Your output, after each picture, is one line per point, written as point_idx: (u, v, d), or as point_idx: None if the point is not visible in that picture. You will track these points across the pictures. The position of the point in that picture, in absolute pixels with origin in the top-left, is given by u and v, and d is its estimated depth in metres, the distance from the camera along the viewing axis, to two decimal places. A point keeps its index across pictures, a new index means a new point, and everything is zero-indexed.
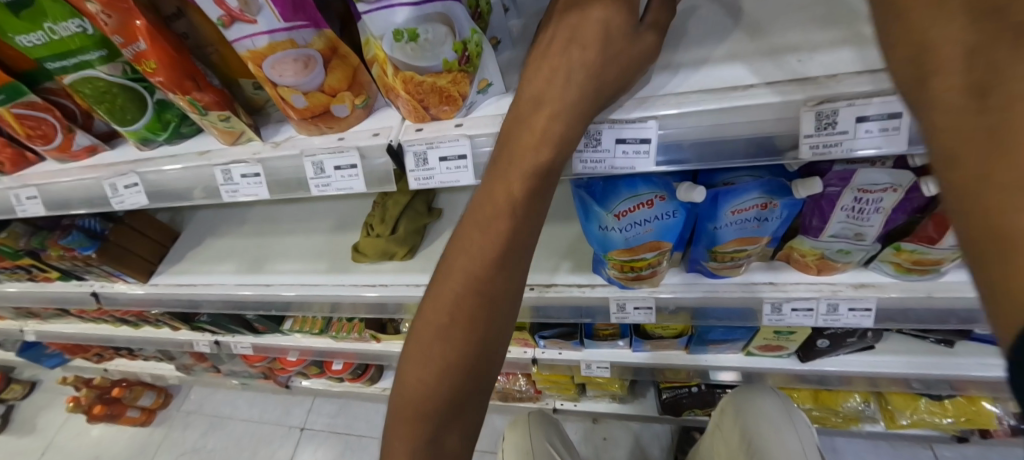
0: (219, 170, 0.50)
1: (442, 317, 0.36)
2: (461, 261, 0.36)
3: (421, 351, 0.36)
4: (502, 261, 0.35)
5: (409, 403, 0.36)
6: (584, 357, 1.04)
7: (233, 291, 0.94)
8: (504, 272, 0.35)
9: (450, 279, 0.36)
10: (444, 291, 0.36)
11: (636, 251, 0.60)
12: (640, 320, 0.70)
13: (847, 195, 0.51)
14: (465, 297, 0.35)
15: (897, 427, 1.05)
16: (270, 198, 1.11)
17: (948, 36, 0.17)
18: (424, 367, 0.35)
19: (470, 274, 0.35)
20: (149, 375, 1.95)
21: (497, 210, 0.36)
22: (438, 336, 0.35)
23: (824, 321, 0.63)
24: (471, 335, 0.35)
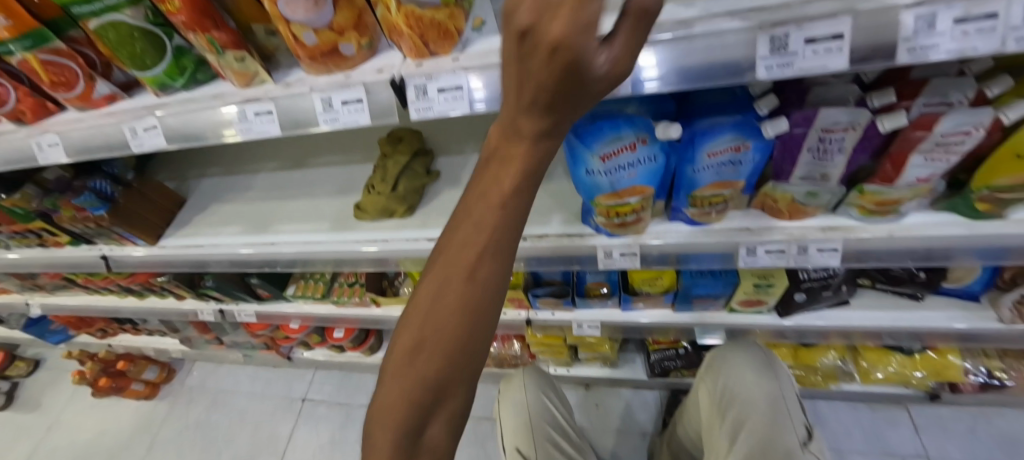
0: (234, 110, 0.54)
1: (414, 356, 0.28)
2: (436, 284, 0.28)
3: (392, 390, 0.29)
4: (485, 287, 0.28)
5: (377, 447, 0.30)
6: (575, 317, 1.09)
7: (239, 250, 0.98)
8: (487, 298, 0.28)
9: (425, 304, 0.29)
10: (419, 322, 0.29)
11: (622, 196, 0.65)
12: (626, 266, 0.75)
13: (813, 136, 0.56)
14: (444, 333, 0.28)
15: (871, 381, 1.10)
16: (274, 165, 1.15)
17: None
18: (395, 412, 0.29)
19: (450, 306, 0.28)
20: (153, 349, 1.99)
21: (477, 228, 0.27)
22: (412, 375, 0.29)
23: (795, 262, 0.69)
24: (450, 369, 0.28)
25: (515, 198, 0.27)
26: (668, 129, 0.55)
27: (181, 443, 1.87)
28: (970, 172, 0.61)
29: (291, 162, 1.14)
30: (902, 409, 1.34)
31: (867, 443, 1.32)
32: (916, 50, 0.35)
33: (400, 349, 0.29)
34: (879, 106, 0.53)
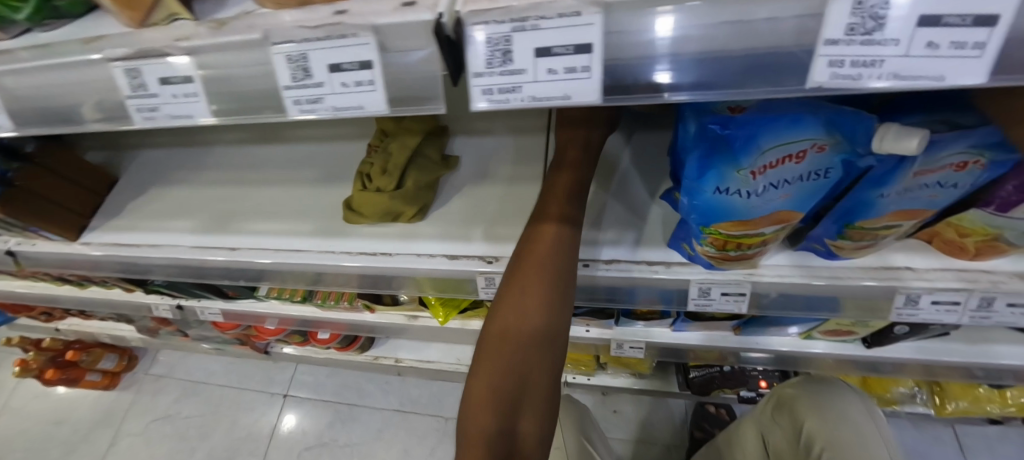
0: (118, 70, 0.29)
1: (500, 365, 0.44)
2: (506, 311, 0.47)
3: (490, 383, 0.44)
4: (562, 306, 0.48)
5: (477, 425, 0.43)
6: (615, 336, 0.90)
7: (187, 254, 0.73)
8: (559, 312, 0.47)
9: (512, 313, 0.47)
10: (500, 334, 0.46)
11: (754, 225, 0.44)
12: (728, 309, 0.55)
13: None
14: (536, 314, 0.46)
15: (945, 415, 0.95)
16: (234, 135, 0.88)
17: None
18: (488, 410, 0.43)
19: (543, 305, 0.47)
20: (108, 336, 1.74)
21: (542, 255, 0.49)
22: (505, 377, 0.44)
23: (970, 318, 0.50)
24: (547, 372, 0.45)
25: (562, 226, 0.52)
26: (903, 139, 0.31)
27: (146, 440, 1.68)
28: None
29: (257, 132, 0.86)
30: (950, 429, 1.23)
31: None
32: None
33: (496, 350, 0.45)
34: None
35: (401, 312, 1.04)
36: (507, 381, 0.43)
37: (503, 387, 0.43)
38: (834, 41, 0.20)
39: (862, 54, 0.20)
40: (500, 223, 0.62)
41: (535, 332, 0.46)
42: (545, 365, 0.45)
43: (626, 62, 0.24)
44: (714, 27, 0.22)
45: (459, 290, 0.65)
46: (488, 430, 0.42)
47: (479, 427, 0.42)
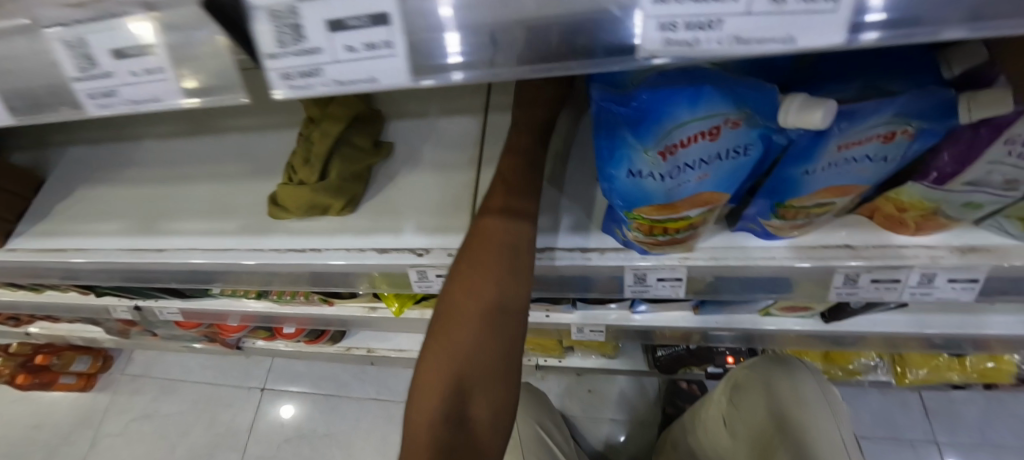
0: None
1: (449, 351, 0.43)
2: (457, 296, 0.45)
3: (438, 371, 0.43)
4: (516, 288, 0.46)
5: (425, 410, 0.42)
6: (575, 320, 0.88)
7: (115, 258, 0.70)
8: (513, 298, 0.45)
9: (463, 299, 0.45)
10: (450, 321, 0.44)
11: (679, 208, 0.41)
12: (664, 294, 0.53)
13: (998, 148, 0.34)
14: (491, 295, 0.45)
15: (905, 384, 0.97)
16: (165, 128, 0.83)
17: None
18: (436, 395, 0.42)
19: (496, 287, 0.45)
20: (78, 339, 1.71)
21: (493, 237, 0.47)
22: (453, 364, 0.42)
23: (910, 295, 0.49)
24: (500, 359, 0.44)
25: (515, 204, 0.49)
26: (809, 112, 0.27)
27: (127, 440, 1.68)
28: None
29: (188, 125, 0.82)
30: (916, 394, 1.25)
31: (876, 429, 1.24)
32: None
33: (447, 333, 0.44)
34: None
35: (360, 304, 1.02)
36: (455, 365, 0.42)
37: (451, 372, 0.42)
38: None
39: (697, 14, 0.17)
40: (434, 214, 0.59)
41: (486, 319, 0.44)
42: (499, 352, 0.44)
43: (479, 30, 0.21)
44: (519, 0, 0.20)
45: (398, 284, 0.62)
46: (436, 415, 0.41)
47: (427, 413, 0.42)
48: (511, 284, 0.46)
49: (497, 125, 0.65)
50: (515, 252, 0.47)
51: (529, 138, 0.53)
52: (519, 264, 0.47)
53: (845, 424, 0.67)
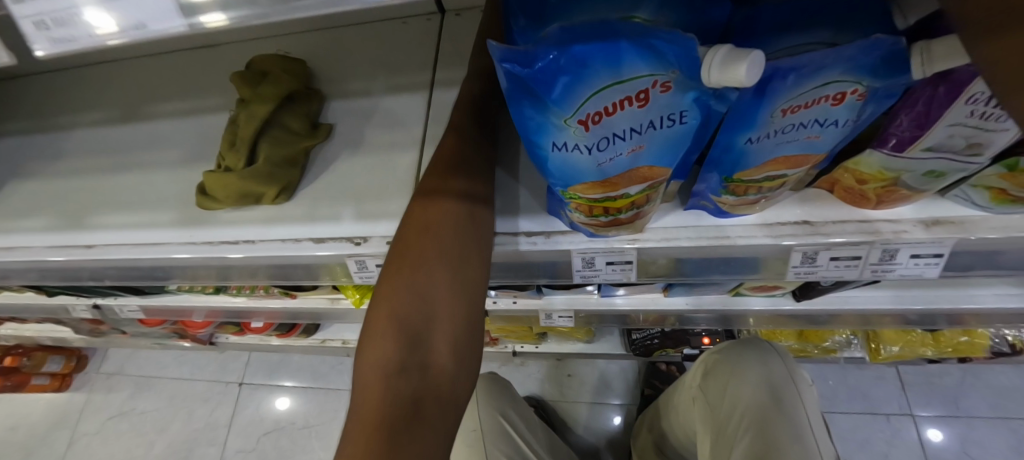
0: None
1: (405, 295, 0.40)
2: (412, 240, 0.41)
3: (395, 316, 0.39)
4: (475, 233, 0.43)
5: (377, 359, 0.39)
6: (543, 306, 0.86)
7: (41, 256, 0.65)
8: (474, 241, 0.43)
9: (419, 241, 0.41)
10: (405, 262, 0.41)
11: (617, 185, 0.37)
12: (615, 278, 0.50)
13: (960, 108, 0.30)
14: (448, 238, 0.42)
15: (880, 360, 0.96)
16: (97, 116, 0.78)
17: None
18: (392, 342, 0.39)
19: (453, 230, 0.42)
20: (48, 339, 1.67)
21: (447, 180, 0.44)
22: (410, 308, 0.39)
23: (872, 272, 0.46)
24: (461, 303, 0.41)
25: (464, 151, 0.47)
26: (736, 67, 0.24)
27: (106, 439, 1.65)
28: None
29: (121, 111, 0.77)
30: (894, 368, 1.26)
31: (852, 404, 1.25)
32: None
33: (399, 278, 0.40)
34: None
35: (324, 295, 0.99)
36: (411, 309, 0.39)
37: (406, 317, 0.39)
38: None
39: None
40: (374, 199, 0.56)
41: (446, 260, 0.41)
42: (459, 297, 0.41)
43: None
44: None
45: (339, 275, 0.59)
46: (391, 362, 0.38)
47: (381, 363, 0.38)
48: (469, 229, 0.43)
49: (442, 103, 0.61)
50: (471, 193, 0.45)
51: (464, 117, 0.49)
52: (478, 206, 0.45)
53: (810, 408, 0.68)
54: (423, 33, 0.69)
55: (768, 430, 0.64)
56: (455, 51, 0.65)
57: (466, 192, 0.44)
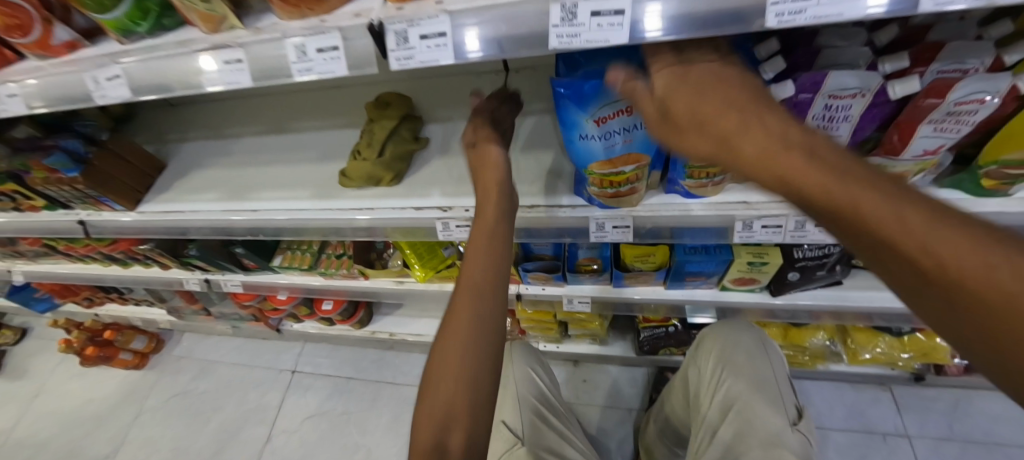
0: (291, 45, 0.47)
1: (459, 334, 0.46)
2: (458, 293, 0.49)
3: (453, 354, 0.45)
4: (491, 309, 0.48)
5: (420, 438, 0.42)
6: (566, 292, 1.07)
7: (219, 216, 0.94)
8: (490, 317, 0.47)
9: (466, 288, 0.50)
10: (440, 344, 0.46)
11: (616, 164, 0.62)
12: (618, 239, 0.73)
13: (819, 103, 0.53)
14: (469, 317, 0.47)
15: (857, 361, 1.14)
16: (257, 129, 1.11)
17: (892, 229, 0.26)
18: (434, 415, 0.42)
19: (472, 310, 0.47)
20: (140, 319, 1.96)
21: (469, 266, 0.51)
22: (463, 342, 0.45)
23: (792, 237, 0.68)
24: (478, 378, 0.44)
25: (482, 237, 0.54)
26: None
27: (167, 412, 1.85)
28: (978, 146, 0.58)
29: (275, 126, 1.09)
30: (887, 391, 1.37)
31: (849, 421, 1.34)
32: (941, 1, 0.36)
33: (433, 360, 0.45)
34: (890, 72, 0.51)
35: (390, 277, 1.23)
36: (441, 389, 0.43)
37: (441, 400, 0.43)
38: (556, 26, 0.40)
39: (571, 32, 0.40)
40: (455, 184, 0.83)
41: (466, 339, 0.45)
42: (479, 371, 0.44)
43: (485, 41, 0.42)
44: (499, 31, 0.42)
45: (424, 235, 0.84)
46: (429, 440, 0.41)
47: (423, 442, 0.41)
48: (485, 306, 0.48)
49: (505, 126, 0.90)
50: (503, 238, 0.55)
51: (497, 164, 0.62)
52: (494, 283, 0.50)
53: (777, 365, 0.88)
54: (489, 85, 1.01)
55: (744, 377, 0.83)
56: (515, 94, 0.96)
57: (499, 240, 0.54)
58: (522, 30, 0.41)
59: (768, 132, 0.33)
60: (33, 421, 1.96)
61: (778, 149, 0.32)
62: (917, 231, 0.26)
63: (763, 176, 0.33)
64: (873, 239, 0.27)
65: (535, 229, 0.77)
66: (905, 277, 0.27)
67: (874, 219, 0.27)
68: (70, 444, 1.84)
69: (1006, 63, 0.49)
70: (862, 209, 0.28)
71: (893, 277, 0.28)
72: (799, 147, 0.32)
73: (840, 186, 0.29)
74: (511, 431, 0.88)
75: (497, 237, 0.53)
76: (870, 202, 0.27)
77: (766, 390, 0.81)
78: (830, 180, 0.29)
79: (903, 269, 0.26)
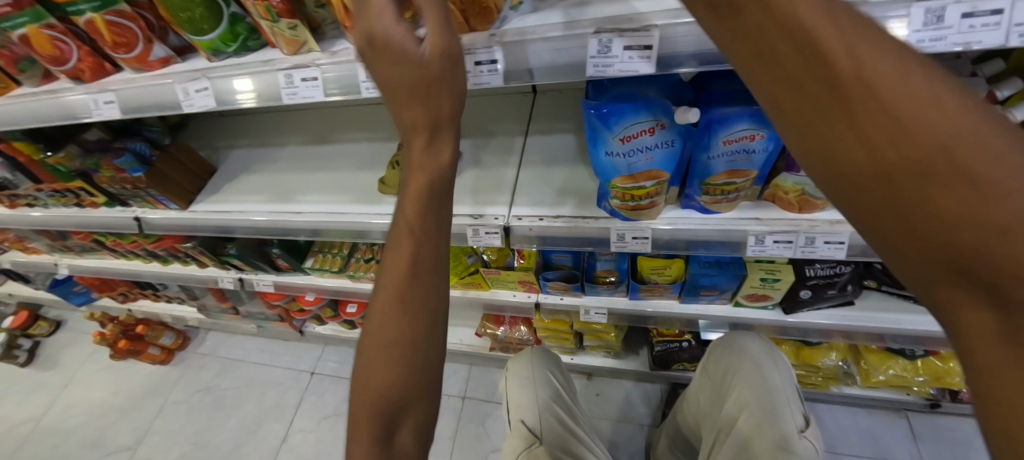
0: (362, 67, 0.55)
1: (387, 329, 0.43)
2: (372, 349, 0.44)
3: (365, 454, 0.43)
4: (407, 403, 0.43)
5: None
6: (583, 302, 1.12)
7: (265, 216, 1.02)
8: (406, 411, 0.44)
9: (395, 269, 0.44)
10: (356, 429, 0.45)
11: (638, 179, 0.68)
12: (639, 249, 0.78)
13: None
14: (381, 414, 0.43)
15: (870, 382, 1.15)
16: (301, 139, 1.20)
17: (971, 172, 0.21)
18: None
19: (382, 407, 0.43)
20: (169, 316, 2.05)
21: (380, 348, 0.44)
22: (393, 337, 0.43)
23: (803, 252, 0.72)
24: None
25: (395, 310, 0.44)
26: (687, 114, 0.58)
27: (190, 407, 1.91)
28: None
29: (317, 137, 1.19)
30: (903, 418, 1.36)
31: (863, 446, 1.33)
32: (925, 41, 0.41)
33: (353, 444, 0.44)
34: None
35: None
36: None
37: None
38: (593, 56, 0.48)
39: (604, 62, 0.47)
40: (485, 193, 0.90)
41: (378, 434, 0.43)
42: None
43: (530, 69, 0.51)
44: (542, 61, 0.51)
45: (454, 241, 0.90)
46: None
47: None
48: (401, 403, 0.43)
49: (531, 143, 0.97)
50: (428, 197, 0.44)
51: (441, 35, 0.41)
52: (412, 374, 0.44)
53: (784, 372, 0.90)
54: (519, 105, 1.09)
55: (756, 388, 0.86)
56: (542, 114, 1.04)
57: (423, 199, 0.44)
58: (562, 58, 0.50)
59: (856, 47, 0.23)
60: (62, 410, 2.04)
61: (859, 77, 0.23)
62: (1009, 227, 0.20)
63: (812, 85, 0.25)
64: (934, 216, 0.22)
65: (559, 237, 0.82)
66: (963, 286, 0.23)
67: (946, 161, 0.21)
68: (96, 434, 1.91)
69: (1000, 96, 0.54)
70: (954, 202, 0.21)
71: (943, 285, 0.23)
72: (889, 79, 0.23)
73: (911, 113, 0.22)
74: (530, 430, 0.94)
75: (405, 319, 0.43)
76: (942, 137, 0.21)
77: (778, 397, 0.84)
78: (929, 138, 0.22)
79: (933, 219, 0.22)
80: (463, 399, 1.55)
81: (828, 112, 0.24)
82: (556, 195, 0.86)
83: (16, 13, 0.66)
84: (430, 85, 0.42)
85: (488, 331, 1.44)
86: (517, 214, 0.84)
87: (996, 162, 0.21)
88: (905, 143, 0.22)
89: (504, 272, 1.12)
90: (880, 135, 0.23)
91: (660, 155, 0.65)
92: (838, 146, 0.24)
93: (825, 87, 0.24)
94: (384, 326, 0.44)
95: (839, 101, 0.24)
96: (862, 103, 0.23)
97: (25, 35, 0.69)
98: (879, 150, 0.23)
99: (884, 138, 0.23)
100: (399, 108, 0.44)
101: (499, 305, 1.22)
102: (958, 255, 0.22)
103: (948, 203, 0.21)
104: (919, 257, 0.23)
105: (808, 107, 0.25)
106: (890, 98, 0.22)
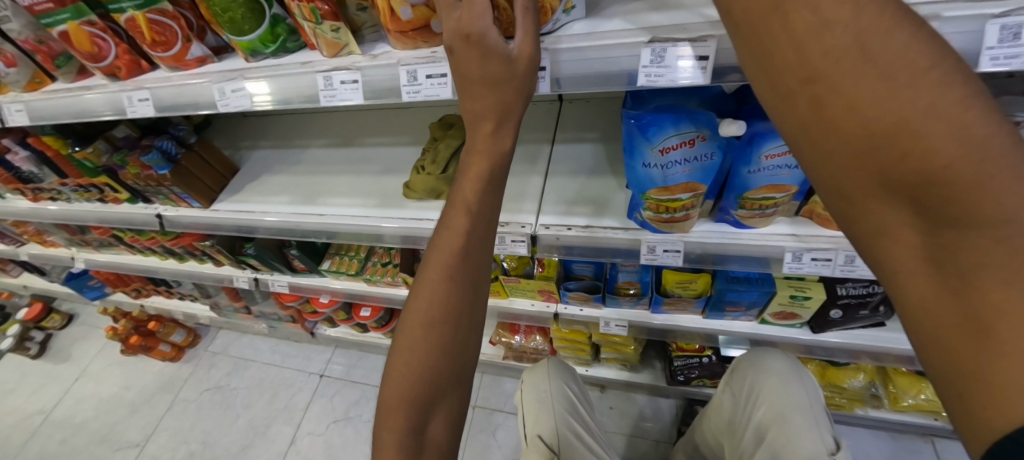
0: (404, 71, 0.54)
1: (434, 298, 0.45)
2: (414, 330, 0.46)
3: (398, 439, 0.44)
4: (443, 389, 0.46)
5: None
6: (603, 314, 1.10)
7: (288, 217, 1.02)
8: (444, 397, 0.46)
9: (448, 242, 0.46)
10: (390, 412, 0.46)
11: (673, 191, 0.66)
12: (669, 263, 0.77)
13: None
14: (417, 397, 0.45)
15: (900, 407, 1.13)
16: (324, 142, 1.20)
17: (926, 147, 0.23)
18: None
19: (419, 389, 0.45)
20: (181, 313, 2.05)
21: (421, 330, 0.45)
22: (440, 302, 0.45)
23: (841, 271, 0.70)
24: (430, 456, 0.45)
25: (440, 294, 0.45)
26: (732, 126, 0.56)
27: (198, 406, 1.91)
28: None
29: (341, 140, 1.19)
30: (929, 443, 1.32)
31: None
32: (999, 59, 0.40)
33: (387, 427, 0.45)
34: None
35: None
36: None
37: None
38: (645, 67, 0.48)
39: (658, 73, 0.48)
40: (511, 201, 0.89)
41: (414, 420, 0.45)
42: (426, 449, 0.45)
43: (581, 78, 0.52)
44: (593, 70, 0.51)
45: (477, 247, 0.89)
46: None
47: None
48: (439, 388, 0.45)
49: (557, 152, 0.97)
50: (487, 180, 0.47)
51: (530, 42, 0.47)
52: (452, 362, 0.46)
53: (811, 391, 0.87)
54: (544, 113, 1.09)
55: (784, 406, 0.83)
56: (568, 124, 1.04)
57: (482, 182, 0.47)
58: (615, 68, 0.50)
59: (837, 27, 0.25)
60: (72, 403, 2.04)
61: (831, 56, 0.25)
62: (959, 199, 0.22)
63: (790, 62, 0.27)
64: (909, 150, 0.23)
65: (587, 248, 0.81)
66: (927, 255, 0.24)
67: (903, 136, 0.23)
68: (106, 428, 1.91)
69: None
70: (907, 173, 0.24)
71: (906, 257, 0.25)
72: (862, 58, 0.24)
73: (874, 91, 0.24)
74: (548, 445, 0.92)
75: (451, 304, 0.45)
76: (903, 114, 0.23)
77: (807, 417, 0.82)
78: (889, 113, 0.24)
79: (891, 188, 0.25)
80: (474, 408, 1.53)
81: (802, 88, 0.27)
82: (583, 205, 0.85)
83: (58, 9, 0.67)
84: (502, 78, 0.46)
85: (503, 340, 1.42)
86: (544, 223, 0.83)
87: (958, 101, 0.23)
88: (868, 119, 0.24)
89: (525, 281, 1.10)
90: (845, 110, 0.25)
91: (698, 167, 0.64)
92: (822, 83, 0.26)
93: (801, 66, 0.26)
94: (426, 304, 0.46)
95: (812, 78, 0.26)
96: (831, 81, 0.25)
97: (65, 32, 0.70)
98: (844, 124, 0.25)
99: (865, 75, 0.24)
100: (467, 97, 0.48)
101: (516, 314, 1.21)
102: (927, 190, 0.23)
103: (905, 174, 0.24)
104: (883, 226, 0.26)
105: (786, 83, 0.27)
106: (873, 39, 0.24)
